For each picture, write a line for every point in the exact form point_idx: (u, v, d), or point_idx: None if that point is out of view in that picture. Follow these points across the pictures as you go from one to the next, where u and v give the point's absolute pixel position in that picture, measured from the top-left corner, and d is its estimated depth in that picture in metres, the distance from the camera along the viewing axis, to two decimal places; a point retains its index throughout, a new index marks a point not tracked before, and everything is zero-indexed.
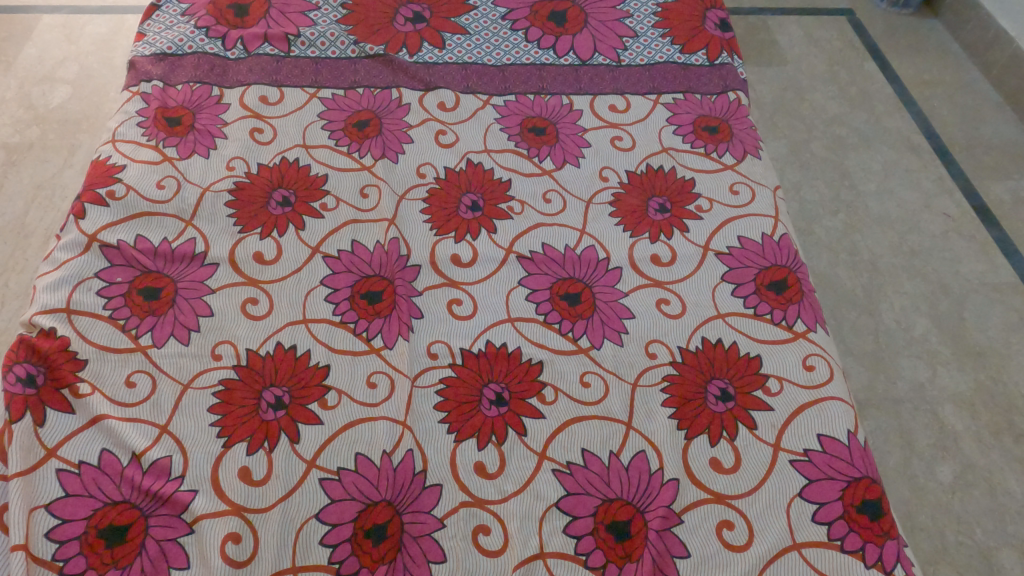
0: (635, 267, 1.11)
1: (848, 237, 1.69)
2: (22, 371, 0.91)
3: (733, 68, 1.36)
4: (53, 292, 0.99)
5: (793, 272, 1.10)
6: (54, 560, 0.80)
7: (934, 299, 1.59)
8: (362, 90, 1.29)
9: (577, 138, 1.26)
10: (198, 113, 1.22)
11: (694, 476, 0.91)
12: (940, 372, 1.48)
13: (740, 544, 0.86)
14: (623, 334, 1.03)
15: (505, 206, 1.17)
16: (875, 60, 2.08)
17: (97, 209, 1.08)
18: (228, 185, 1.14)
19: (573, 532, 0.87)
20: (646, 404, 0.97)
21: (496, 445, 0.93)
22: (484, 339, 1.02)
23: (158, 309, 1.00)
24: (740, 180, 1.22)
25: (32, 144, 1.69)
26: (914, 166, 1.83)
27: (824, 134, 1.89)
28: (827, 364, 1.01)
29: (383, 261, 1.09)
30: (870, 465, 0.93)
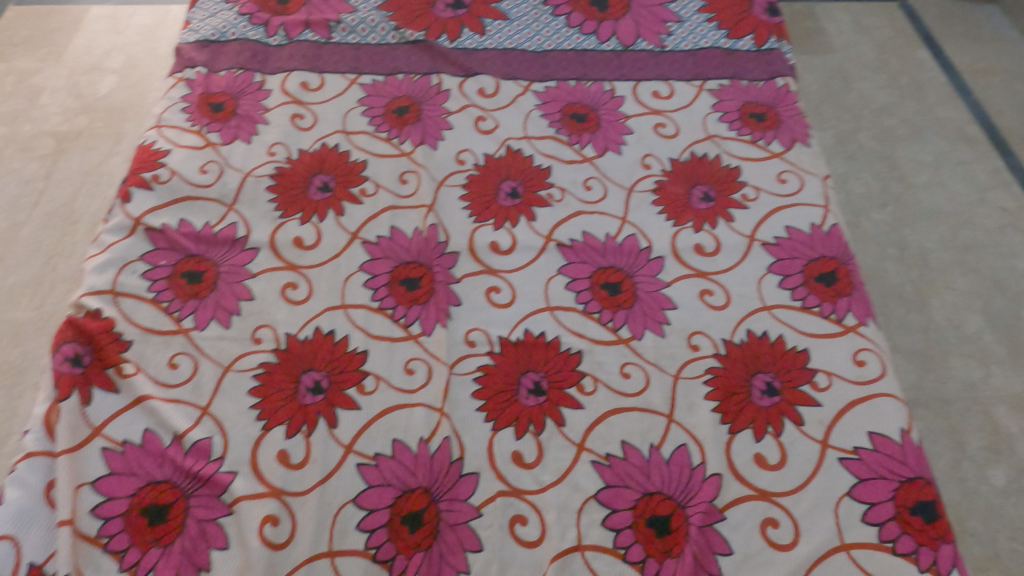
0: (677, 257, 1.08)
1: (896, 231, 1.63)
2: (69, 350, 0.93)
3: (781, 53, 1.32)
4: (100, 275, 1.01)
5: (843, 264, 1.06)
6: (98, 536, 0.81)
7: (988, 296, 1.53)
8: (402, 76, 1.28)
9: (618, 124, 1.23)
10: (240, 99, 1.23)
11: (737, 471, 0.89)
12: (994, 373, 1.42)
13: (786, 543, 0.84)
14: (664, 325, 1.01)
15: (545, 193, 1.15)
16: (927, 48, 2.00)
17: (143, 193, 1.10)
18: (269, 170, 1.15)
19: (612, 525, 0.85)
20: (688, 398, 0.94)
21: (534, 435, 0.91)
22: (522, 327, 1.00)
23: (200, 292, 1.01)
24: (788, 168, 1.18)
25: (80, 133, 1.73)
26: (967, 158, 1.75)
27: (872, 124, 1.83)
28: (879, 359, 0.97)
29: (422, 248, 1.08)
30: (925, 466, 0.89)
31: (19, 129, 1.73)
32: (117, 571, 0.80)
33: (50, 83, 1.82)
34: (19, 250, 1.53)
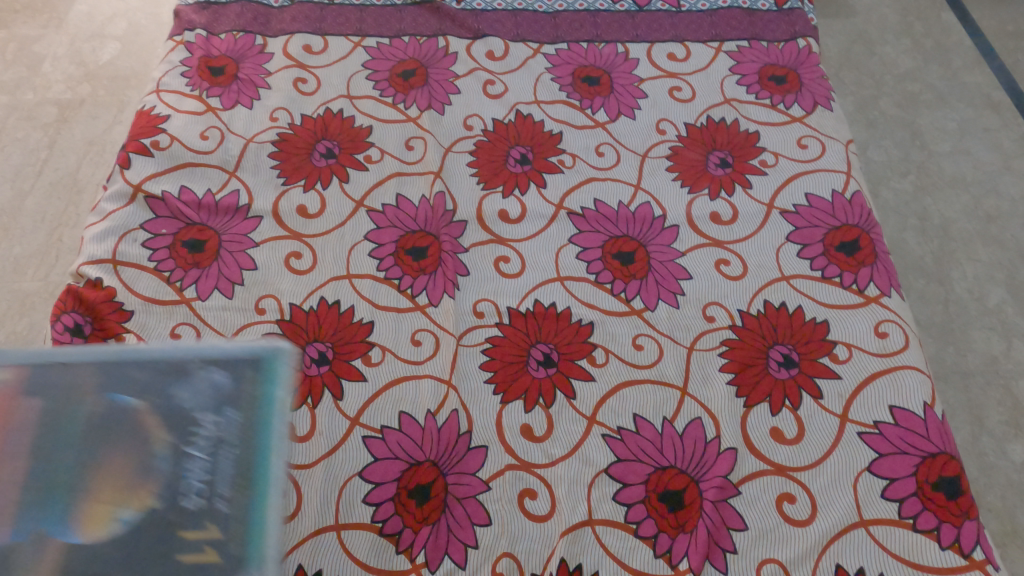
0: (692, 225, 1.04)
1: (917, 200, 1.58)
2: (70, 321, 0.91)
3: (803, 13, 1.26)
4: (100, 243, 0.98)
5: (866, 233, 1.02)
6: None
7: (1012, 267, 1.48)
8: (408, 39, 1.24)
9: (632, 88, 1.19)
10: (242, 63, 1.19)
11: (753, 446, 0.86)
12: (1015, 346, 1.38)
13: (803, 518, 0.81)
14: (679, 296, 0.98)
15: (556, 159, 1.11)
16: (953, 11, 1.92)
17: (142, 159, 1.07)
18: (271, 136, 1.11)
19: (623, 500, 0.83)
20: (703, 370, 0.92)
21: (544, 407, 0.89)
22: (532, 298, 0.98)
23: (202, 262, 0.98)
24: (809, 133, 1.13)
25: (83, 101, 1.70)
26: (993, 125, 1.69)
27: (894, 90, 1.76)
28: (902, 331, 0.94)
29: (428, 217, 1.05)
30: (949, 440, 0.85)
31: (22, 97, 1.70)
32: None
33: (52, 51, 1.79)
34: (24, 220, 1.51)
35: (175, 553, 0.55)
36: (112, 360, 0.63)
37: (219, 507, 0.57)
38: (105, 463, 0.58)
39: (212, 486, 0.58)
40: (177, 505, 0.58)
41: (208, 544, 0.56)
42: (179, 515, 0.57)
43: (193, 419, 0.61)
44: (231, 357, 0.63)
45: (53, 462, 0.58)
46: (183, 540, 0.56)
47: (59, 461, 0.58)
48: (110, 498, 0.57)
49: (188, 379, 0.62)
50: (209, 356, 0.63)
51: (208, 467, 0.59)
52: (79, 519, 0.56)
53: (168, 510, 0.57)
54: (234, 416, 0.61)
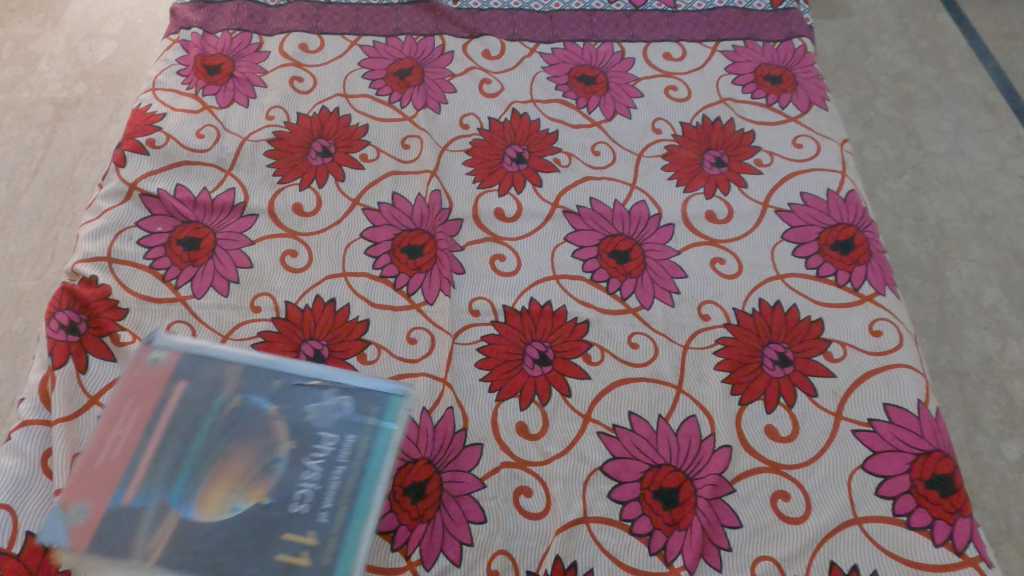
0: (688, 224, 1.05)
1: (913, 201, 1.58)
2: (65, 318, 0.91)
3: (798, 13, 1.27)
4: (95, 241, 0.98)
5: (861, 232, 1.02)
6: None
7: (1007, 267, 1.48)
8: (404, 38, 1.24)
9: (628, 87, 1.19)
10: (238, 61, 1.19)
11: (748, 443, 0.86)
12: (1010, 345, 1.39)
13: (797, 516, 0.82)
14: (674, 294, 0.98)
15: (551, 158, 1.11)
16: (948, 12, 1.93)
17: (138, 157, 1.07)
18: (267, 135, 1.11)
19: (618, 497, 0.83)
20: (698, 368, 0.92)
21: (539, 405, 0.89)
22: (528, 296, 0.98)
23: (198, 260, 0.98)
24: (805, 133, 1.13)
25: (79, 100, 1.69)
26: (988, 125, 1.70)
27: (890, 91, 1.77)
28: (896, 329, 0.94)
29: (424, 215, 1.05)
30: (943, 438, 0.86)
31: (18, 96, 1.70)
32: None
33: (48, 50, 1.79)
34: (20, 219, 1.51)
35: (278, 547, 0.68)
36: (269, 366, 0.79)
37: (319, 515, 0.70)
38: (246, 459, 0.72)
39: (319, 494, 0.71)
40: (289, 503, 0.70)
41: (307, 545, 0.68)
42: (288, 516, 0.69)
43: (325, 431, 0.75)
44: (362, 392, 0.77)
45: (212, 449, 0.73)
46: (285, 539, 0.68)
47: (216, 449, 0.73)
48: (240, 487, 0.71)
49: (321, 402, 0.76)
50: (344, 386, 0.77)
51: (319, 478, 0.72)
52: (210, 502, 0.69)
53: (278, 510, 0.70)
54: (353, 441, 0.74)
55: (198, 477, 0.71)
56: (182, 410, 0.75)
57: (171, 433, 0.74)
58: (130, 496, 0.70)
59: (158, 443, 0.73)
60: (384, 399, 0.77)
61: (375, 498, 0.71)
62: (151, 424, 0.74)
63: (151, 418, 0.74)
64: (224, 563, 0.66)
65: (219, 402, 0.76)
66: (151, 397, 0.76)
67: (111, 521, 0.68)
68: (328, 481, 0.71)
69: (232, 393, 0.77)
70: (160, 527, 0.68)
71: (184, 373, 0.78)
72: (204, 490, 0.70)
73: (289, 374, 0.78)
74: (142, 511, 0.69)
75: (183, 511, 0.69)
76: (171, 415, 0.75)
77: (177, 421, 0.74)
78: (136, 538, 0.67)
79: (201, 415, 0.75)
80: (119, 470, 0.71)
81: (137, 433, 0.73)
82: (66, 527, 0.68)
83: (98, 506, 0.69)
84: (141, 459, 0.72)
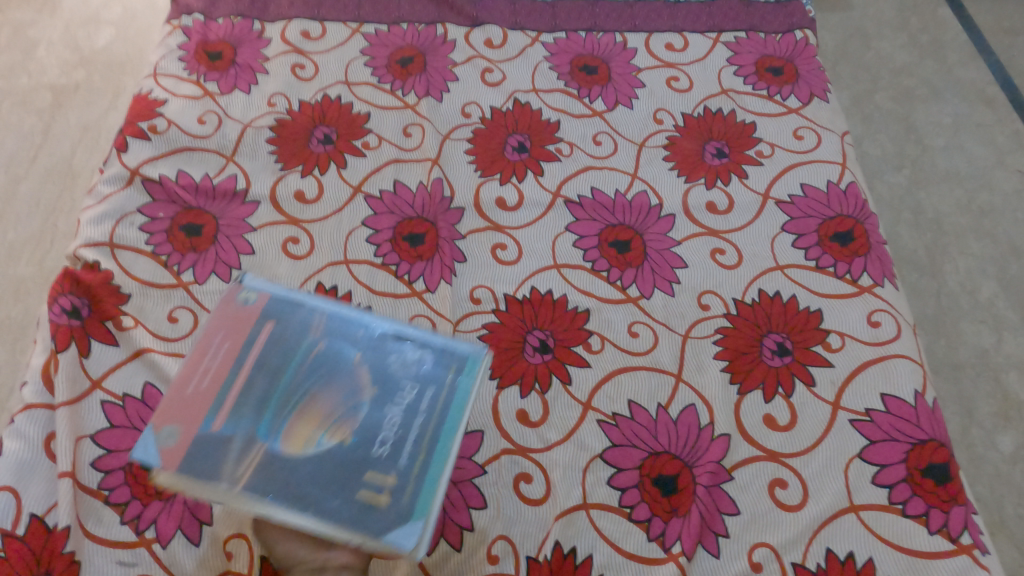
0: (689, 215, 1.05)
1: (911, 195, 1.59)
2: (67, 303, 0.91)
3: (800, 5, 1.27)
4: (97, 226, 0.98)
5: (860, 224, 1.03)
6: (100, 489, 0.80)
7: (1004, 261, 1.49)
8: (406, 26, 1.24)
9: (630, 77, 1.19)
10: (239, 48, 1.19)
11: (746, 432, 0.87)
12: (1006, 339, 1.40)
13: (795, 504, 0.83)
14: (674, 284, 0.99)
15: (553, 147, 1.11)
16: (949, 7, 1.93)
17: (139, 143, 1.07)
18: (269, 122, 1.11)
19: (617, 484, 0.84)
20: (697, 357, 0.93)
21: (539, 393, 0.90)
22: (529, 286, 0.98)
23: (200, 246, 0.98)
24: (806, 125, 1.14)
25: (78, 86, 1.69)
26: (987, 120, 1.70)
27: (890, 84, 1.77)
28: (894, 320, 0.95)
29: (426, 203, 1.05)
30: (939, 428, 0.86)
31: (16, 82, 1.69)
32: (118, 523, 0.79)
33: (46, 35, 1.78)
34: (18, 205, 1.51)
35: (359, 484, 0.67)
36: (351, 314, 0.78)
37: (398, 458, 0.68)
38: (330, 401, 0.72)
39: (399, 440, 0.70)
40: (368, 446, 0.69)
41: (383, 485, 0.67)
42: (369, 457, 0.68)
43: (403, 381, 0.73)
44: (441, 348, 0.76)
45: (300, 388, 0.72)
46: (366, 478, 0.67)
47: (302, 388, 0.72)
48: (324, 425, 0.70)
49: (405, 353, 0.75)
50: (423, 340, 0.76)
51: (399, 423, 0.71)
52: (297, 438, 0.69)
53: (361, 450, 0.69)
54: (433, 394, 0.73)
55: (285, 413, 0.70)
56: (269, 349, 0.74)
57: (259, 369, 0.73)
58: (218, 424, 0.69)
59: (248, 378, 0.72)
60: (465, 357, 0.76)
61: (454, 448, 0.69)
62: (241, 359, 0.73)
63: (238, 355, 0.74)
64: (310, 494, 0.65)
65: (306, 345, 0.75)
66: (241, 334, 0.75)
67: (202, 446, 0.68)
68: (410, 427, 0.70)
69: (318, 338, 0.76)
70: (249, 456, 0.67)
71: (270, 317, 0.76)
72: (291, 425, 0.70)
73: (373, 325, 0.77)
74: (231, 440, 0.68)
75: (271, 443, 0.68)
76: (261, 352, 0.74)
77: (266, 359, 0.73)
78: (225, 463, 0.67)
79: (287, 356, 0.74)
80: (210, 399, 0.71)
81: (228, 367, 0.73)
82: (160, 448, 0.67)
83: (189, 430, 0.68)
84: (231, 390, 0.72)
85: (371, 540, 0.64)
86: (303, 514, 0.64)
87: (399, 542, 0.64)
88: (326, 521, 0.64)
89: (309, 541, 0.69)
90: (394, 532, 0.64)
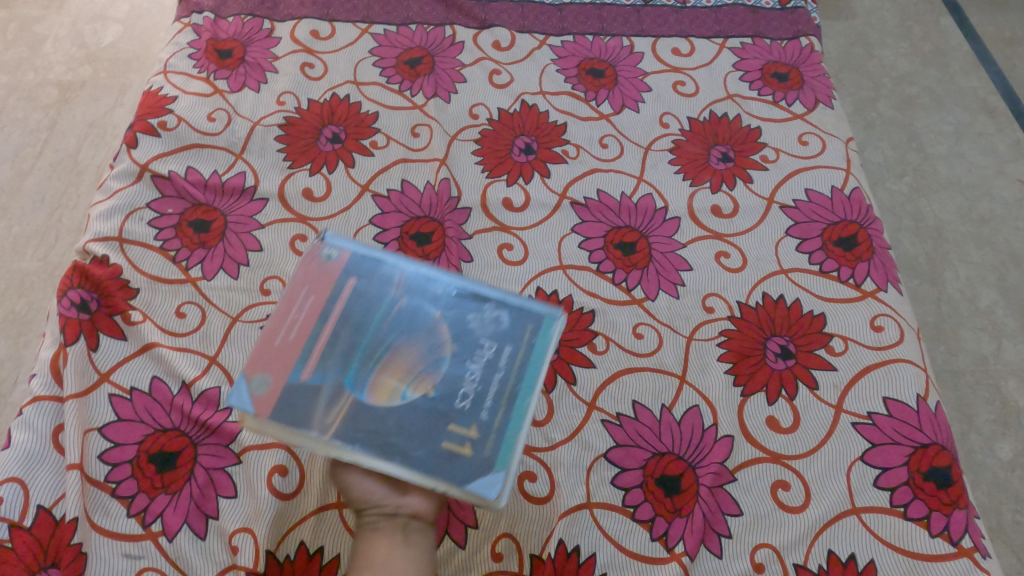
0: (694, 218, 1.06)
1: (913, 202, 1.60)
2: (76, 297, 0.91)
3: (806, 13, 1.28)
4: (106, 221, 0.99)
5: (864, 229, 1.04)
6: (106, 481, 0.81)
7: (1003, 269, 1.50)
8: (415, 27, 1.25)
9: (636, 81, 1.20)
10: (249, 46, 1.20)
11: (749, 434, 0.88)
12: (1005, 346, 1.41)
13: (797, 505, 0.83)
14: (679, 287, 0.99)
15: (560, 149, 1.12)
16: (952, 16, 1.94)
17: (149, 138, 1.07)
18: (278, 120, 1.12)
19: (621, 484, 0.84)
20: (701, 359, 0.93)
21: (544, 393, 0.91)
22: (534, 286, 0.99)
23: (208, 242, 0.99)
24: (810, 130, 1.15)
25: (84, 83, 1.69)
26: (988, 129, 1.71)
27: (892, 93, 1.78)
28: (897, 325, 0.95)
29: (433, 203, 1.06)
30: (941, 432, 0.87)
31: (22, 77, 1.70)
32: (124, 516, 0.79)
33: (53, 32, 1.78)
34: (23, 200, 1.51)
35: (443, 436, 0.66)
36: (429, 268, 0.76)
37: (480, 412, 0.67)
38: (413, 353, 0.70)
39: (481, 393, 0.68)
40: (450, 399, 0.68)
41: (468, 439, 0.66)
42: (452, 410, 0.67)
43: (483, 336, 0.72)
44: (519, 304, 0.74)
45: (382, 341, 0.71)
46: (450, 429, 0.66)
47: (385, 341, 0.71)
48: (408, 377, 0.69)
49: (484, 309, 0.73)
50: (501, 297, 0.74)
51: (481, 377, 0.69)
52: (381, 390, 0.68)
53: (443, 403, 0.68)
54: (514, 349, 0.71)
55: (370, 364, 0.69)
56: (352, 303, 0.73)
57: (343, 321, 0.72)
58: (305, 374, 0.69)
59: (331, 330, 0.71)
60: (545, 313, 0.74)
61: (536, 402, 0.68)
62: (326, 311, 0.72)
63: (321, 306, 0.73)
64: (396, 443, 0.65)
65: (389, 299, 0.74)
66: (324, 286, 0.74)
67: (291, 396, 0.68)
68: (491, 382, 0.69)
69: (401, 292, 0.74)
70: (337, 406, 0.67)
71: (356, 269, 0.75)
72: (376, 377, 0.69)
73: (452, 280, 0.75)
74: (319, 389, 0.68)
75: (357, 393, 0.68)
76: (344, 304, 0.73)
77: (350, 312, 0.73)
78: (314, 413, 0.67)
79: (370, 308, 0.73)
80: (297, 351, 0.70)
81: (314, 320, 0.72)
82: (251, 396, 0.67)
83: (278, 379, 0.68)
84: (317, 341, 0.71)
85: (455, 489, 0.64)
86: (389, 462, 0.64)
87: (482, 491, 0.63)
88: (411, 470, 0.64)
89: (387, 485, 0.76)
90: (477, 483, 0.63)
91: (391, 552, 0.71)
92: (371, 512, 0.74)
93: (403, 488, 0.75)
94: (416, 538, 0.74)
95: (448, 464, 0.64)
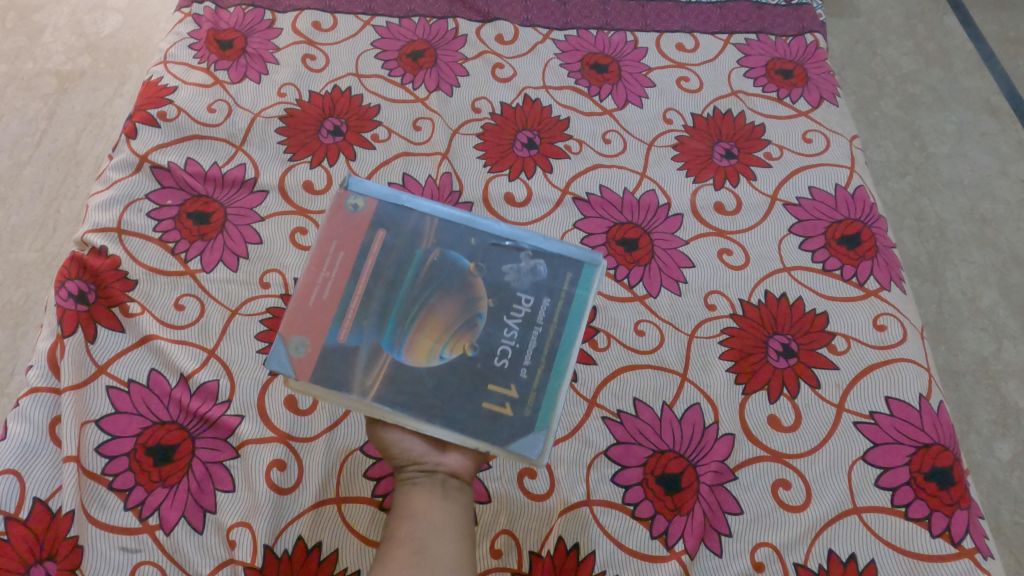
0: (696, 215, 1.05)
1: (915, 202, 1.59)
2: (74, 288, 0.91)
3: (811, 9, 1.27)
4: (105, 212, 0.98)
5: (867, 227, 1.03)
6: (103, 475, 0.80)
7: (1005, 269, 1.50)
8: (417, 20, 1.24)
9: (640, 77, 1.19)
10: (250, 37, 1.19)
11: (750, 433, 0.87)
12: (1005, 347, 1.40)
13: (798, 504, 0.83)
14: (681, 284, 0.99)
15: (562, 145, 1.11)
16: (956, 15, 1.93)
17: (149, 129, 1.06)
18: (279, 112, 1.11)
19: (621, 481, 0.84)
20: (703, 357, 0.93)
21: None
22: None
23: (207, 234, 0.98)
24: (815, 128, 1.14)
25: (84, 73, 1.68)
26: (991, 129, 1.70)
27: (895, 92, 1.78)
28: (900, 324, 0.95)
29: (434, 197, 1.05)
30: (943, 432, 0.87)
31: (21, 67, 1.68)
32: (122, 509, 0.79)
33: (52, 20, 1.76)
34: (22, 190, 1.50)
35: (483, 396, 0.67)
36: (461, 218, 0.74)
37: (519, 371, 0.68)
38: (449, 311, 0.70)
39: (519, 351, 0.69)
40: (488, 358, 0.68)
41: (507, 400, 0.67)
42: (490, 369, 0.68)
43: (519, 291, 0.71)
44: (554, 256, 0.73)
45: (416, 298, 0.70)
46: (490, 390, 0.67)
47: (419, 299, 0.70)
48: (444, 337, 0.69)
49: (519, 261, 0.72)
50: (536, 249, 0.73)
51: (519, 335, 0.69)
52: (419, 350, 0.69)
53: (481, 362, 0.68)
54: (550, 304, 0.71)
55: (406, 324, 0.69)
56: (383, 258, 0.71)
57: (376, 277, 0.71)
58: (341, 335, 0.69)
59: (364, 288, 0.70)
60: (580, 266, 0.73)
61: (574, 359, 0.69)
62: (357, 268, 0.71)
63: (351, 263, 0.71)
64: (437, 406, 0.67)
65: (420, 253, 0.72)
66: (354, 241, 0.72)
67: (330, 358, 0.68)
68: (528, 340, 0.69)
69: (432, 245, 0.73)
70: (376, 367, 0.67)
71: (384, 221, 0.73)
72: (413, 337, 0.69)
73: (485, 230, 0.74)
74: (357, 350, 0.68)
75: (396, 354, 0.68)
76: (376, 260, 0.71)
77: (381, 268, 0.71)
78: (353, 375, 0.67)
79: (402, 264, 0.71)
80: (332, 311, 0.69)
81: (345, 278, 0.70)
82: (291, 359, 0.67)
83: (315, 341, 0.68)
84: (352, 299, 0.70)
85: (499, 448, 0.66)
86: (433, 424, 0.66)
87: (524, 451, 0.65)
88: (454, 431, 0.66)
89: (427, 443, 0.75)
90: (519, 441, 0.65)
91: (430, 509, 0.71)
92: (409, 467, 0.74)
93: (444, 446, 0.76)
94: (454, 495, 0.73)
95: (489, 426, 0.66)
